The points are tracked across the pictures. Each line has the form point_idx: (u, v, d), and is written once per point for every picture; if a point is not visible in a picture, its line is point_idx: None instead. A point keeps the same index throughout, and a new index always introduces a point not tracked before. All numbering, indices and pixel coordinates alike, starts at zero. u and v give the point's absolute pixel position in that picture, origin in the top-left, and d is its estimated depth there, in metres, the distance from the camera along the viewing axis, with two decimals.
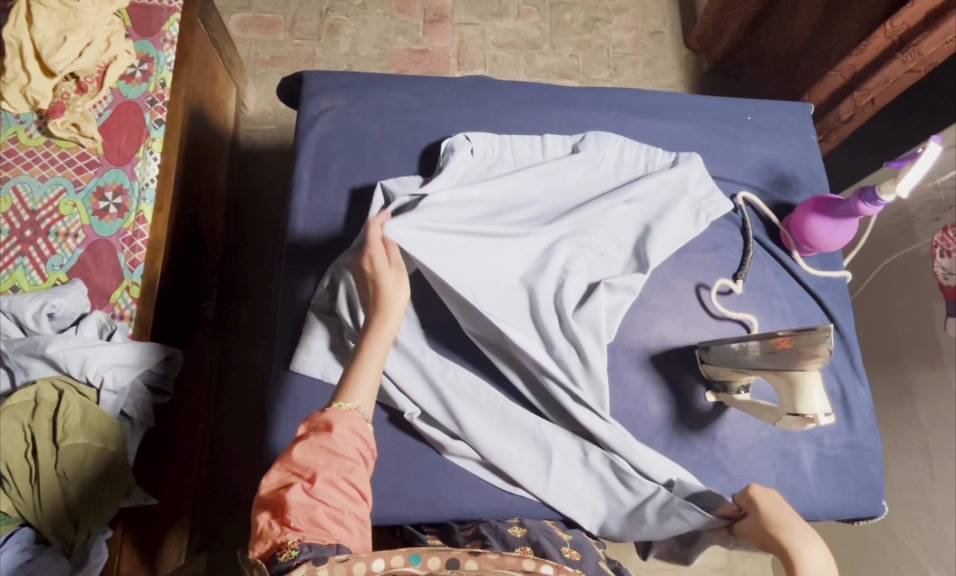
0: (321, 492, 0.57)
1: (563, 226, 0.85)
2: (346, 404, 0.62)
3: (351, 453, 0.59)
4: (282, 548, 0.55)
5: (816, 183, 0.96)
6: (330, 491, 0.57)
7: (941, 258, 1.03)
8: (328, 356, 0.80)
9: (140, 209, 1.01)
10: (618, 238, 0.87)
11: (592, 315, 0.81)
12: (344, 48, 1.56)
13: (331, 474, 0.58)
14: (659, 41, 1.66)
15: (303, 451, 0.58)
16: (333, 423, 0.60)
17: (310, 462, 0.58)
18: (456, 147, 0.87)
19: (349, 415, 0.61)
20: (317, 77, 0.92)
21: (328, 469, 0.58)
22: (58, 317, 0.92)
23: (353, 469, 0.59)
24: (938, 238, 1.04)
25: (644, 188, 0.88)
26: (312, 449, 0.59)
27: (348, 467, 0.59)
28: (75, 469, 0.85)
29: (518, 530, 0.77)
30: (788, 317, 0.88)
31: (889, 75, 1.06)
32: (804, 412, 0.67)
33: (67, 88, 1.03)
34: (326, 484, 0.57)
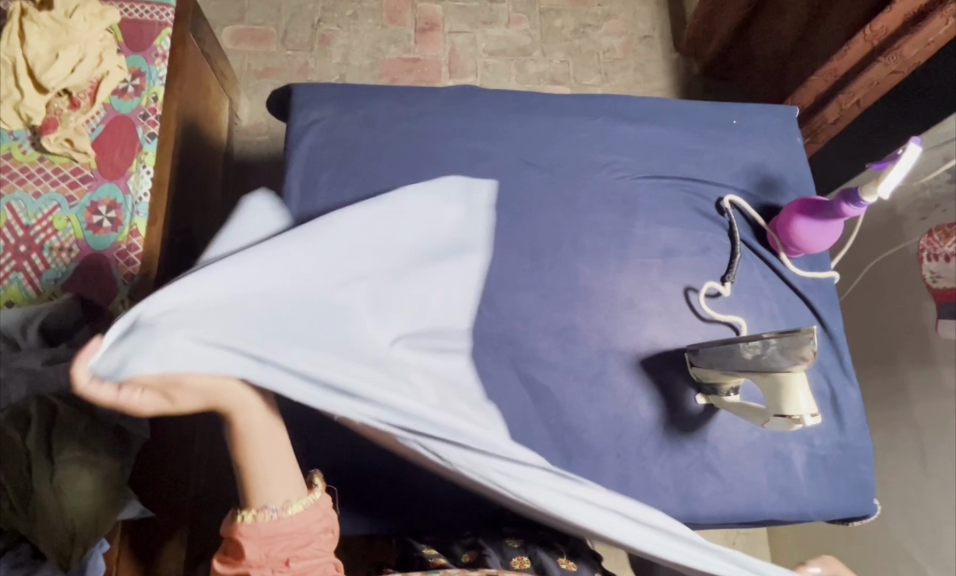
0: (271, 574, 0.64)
1: (390, 256, 0.71)
2: (246, 515, 0.64)
3: (280, 552, 0.63)
4: None
5: (803, 185, 0.97)
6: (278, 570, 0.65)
7: (930, 262, 1.03)
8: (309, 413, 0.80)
9: (134, 222, 1.02)
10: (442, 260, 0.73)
11: (425, 367, 0.69)
12: (336, 59, 1.57)
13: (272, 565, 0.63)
14: (648, 45, 1.68)
15: (234, 553, 0.64)
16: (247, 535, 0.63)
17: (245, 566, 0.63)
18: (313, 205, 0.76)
19: (250, 526, 0.63)
20: (306, 89, 0.93)
21: (265, 565, 0.63)
22: (50, 330, 0.94)
23: (288, 557, 0.64)
24: (923, 243, 1.05)
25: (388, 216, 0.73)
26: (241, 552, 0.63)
27: (283, 563, 0.64)
28: (69, 482, 0.85)
29: (514, 540, 0.81)
30: (777, 318, 0.89)
31: (873, 77, 1.06)
32: (790, 413, 0.67)
33: (60, 105, 1.03)
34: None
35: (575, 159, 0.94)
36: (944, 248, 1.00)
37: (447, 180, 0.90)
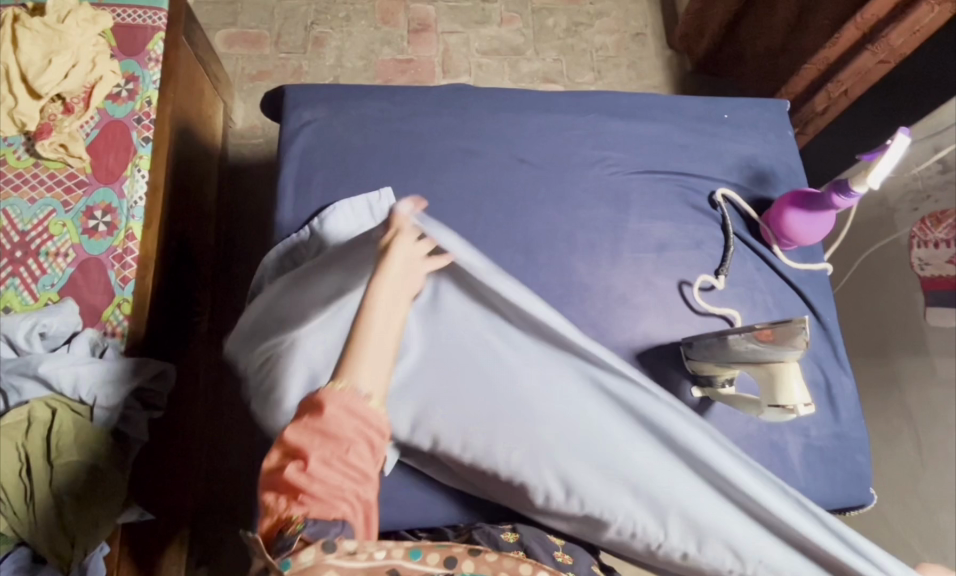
0: (315, 472, 0.52)
1: None
2: (339, 383, 0.55)
3: (347, 434, 0.53)
4: (286, 523, 0.50)
5: (794, 178, 0.97)
6: (324, 472, 0.52)
7: (920, 249, 1.08)
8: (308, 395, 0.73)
9: (129, 226, 1.02)
10: None
11: None
12: (330, 60, 1.57)
13: (330, 447, 0.52)
14: (641, 43, 1.68)
15: (296, 431, 0.54)
16: (325, 404, 0.54)
17: (308, 435, 0.53)
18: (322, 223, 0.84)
19: (338, 392, 0.54)
20: (299, 90, 0.93)
21: (323, 448, 0.52)
22: (49, 336, 0.93)
23: (351, 445, 0.53)
24: (914, 230, 1.10)
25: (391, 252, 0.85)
26: (305, 430, 0.53)
27: (345, 447, 0.53)
28: (69, 487, 0.86)
29: (510, 535, 0.77)
30: (771, 311, 0.89)
31: (860, 66, 1.09)
32: (783, 403, 0.67)
33: (54, 109, 1.05)
34: (318, 469, 0.52)
35: (567, 156, 0.94)
36: (935, 234, 1.05)
37: (440, 178, 0.90)
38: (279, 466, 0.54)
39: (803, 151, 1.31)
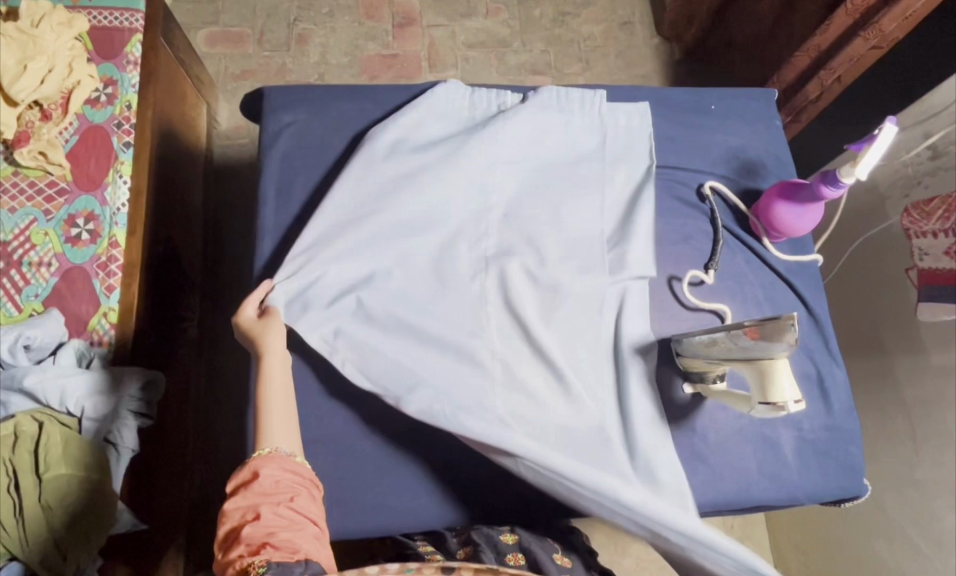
0: (266, 523, 0.57)
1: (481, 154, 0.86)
2: (265, 449, 0.63)
3: (285, 486, 0.60)
4: (250, 571, 0.54)
5: (783, 168, 0.96)
6: (274, 520, 0.58)
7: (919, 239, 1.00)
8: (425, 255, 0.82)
9: (112, 234, 1.01)
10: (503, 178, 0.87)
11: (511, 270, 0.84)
12: (314, 58, 1.55)
13: (272, 503, 0.59)
14: (629, 31, 1.66)
15: (235, 502, 0.59)
16: (259, 468, 0.61)
17: (248, 503, 0.59)
18: (414, 104, 0.90)
19: (270, 457, 0.62)
20: (278, 92, 0.91)
21: (266, 504, 0.58)
22: (34, 348, 0.91)
23: (294, 492, 0.60)
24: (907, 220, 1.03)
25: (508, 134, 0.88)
26: (245, 498, 0.59)
27: (286, 496, 0.60)
28: (59, 500, 0.85)
29: (508, 536, 0.79)
30: (761, 304, 0.88)
31: (853, 53, 1.06)
32: (774, 399, 0.66)
33: (31, 117, 1.02)
34: (269, 520, 0.57)
35: None
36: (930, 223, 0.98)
37: None
38: (229, 536, 0.58)
39: (794, 138, 1.29)
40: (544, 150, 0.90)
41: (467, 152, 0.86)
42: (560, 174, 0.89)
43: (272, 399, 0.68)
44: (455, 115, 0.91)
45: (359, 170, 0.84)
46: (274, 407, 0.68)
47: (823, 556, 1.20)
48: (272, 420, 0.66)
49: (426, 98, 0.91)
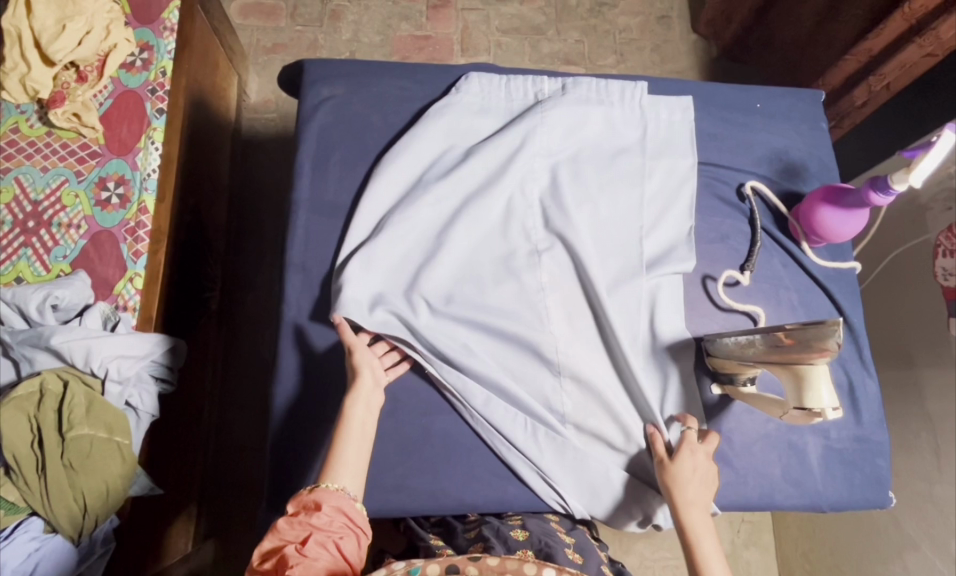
0: (313, 552, 0.56)
1: (525, 149, 0.86)
2: (333, 484, 0.63)
3: (339, 525, 0.60)
4: None
5: (826, 172, 0.94)
6: (321, 553, 0.57)
7: (944, 258, 1.05)
8: (475, 263, 0.83)
9: (142, 199, 1.00)
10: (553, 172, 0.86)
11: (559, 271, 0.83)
12: (346, 35, 1.54)
13: (322, 537, 0.58)
14: (666, 25, 1.64)
15: (289, 524, 0.58)
16: (321, 502, 0.60)
17: (302, 528, 0.58)
18: (449, 99, 0.89)
19: (332, 494, 0.61)
20: (319, 65, 0.90)
21: (320, 533, 0.58)
22: (62, 307, 0.92)
23: (344, 533, 0.59)
24: (941, 237, 1.06)
25: (553, 125, 0.87)
26: (298, 524, 0.59)
27: (338, 535, 0.59)
28: (81, 461, 0.85)
29: (520, 532, 0.79)
30: (796, 309, 0.87)
31: (906, 59, 1.06)
32: (811, 406, 0.65)
33: (67, 77, 1.01)
34: (314, 548, 0.57)
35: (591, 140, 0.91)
36: None
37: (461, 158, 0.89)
38: (272, 555, 0.57)
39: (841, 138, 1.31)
40: (585, 144, 0.89)
41: (502, 148, 0.86)
42: (604, 169, 0.88)
43: (352, 422, 0.70)
44: (491, 108, 0.90)
45: (402, 164, 0.84)
46: (353, 433, 0.69)
47: (831, 566, 1.20)
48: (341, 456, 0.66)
49: (456, 95, 0.89)
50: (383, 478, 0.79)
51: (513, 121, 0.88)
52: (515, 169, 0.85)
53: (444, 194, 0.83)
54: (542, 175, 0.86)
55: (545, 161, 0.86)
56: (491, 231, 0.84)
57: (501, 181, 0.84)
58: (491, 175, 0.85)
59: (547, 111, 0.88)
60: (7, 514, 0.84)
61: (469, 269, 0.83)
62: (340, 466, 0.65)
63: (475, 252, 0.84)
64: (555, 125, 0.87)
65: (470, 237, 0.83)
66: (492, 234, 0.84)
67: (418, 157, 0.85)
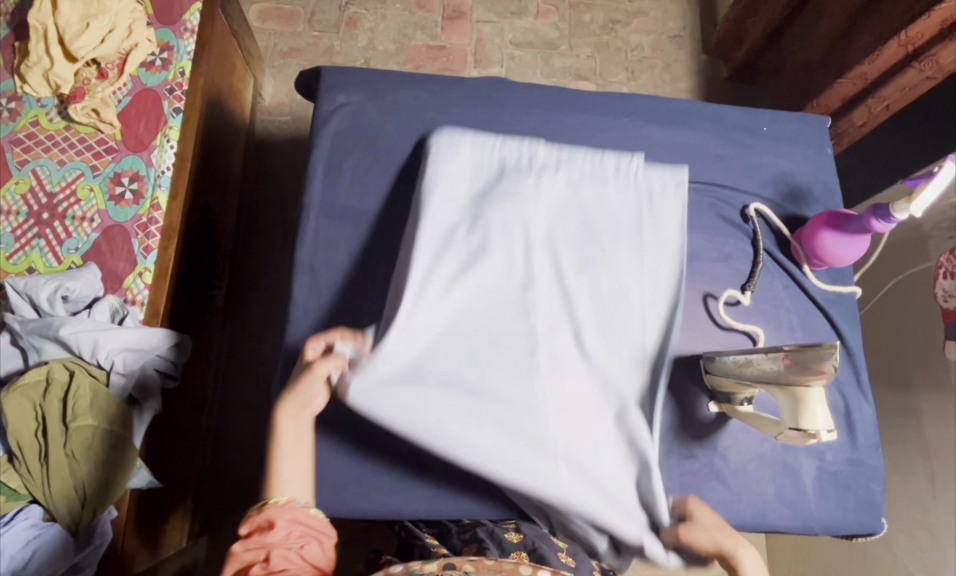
0: (277, 567, 0.58)
1: (522, 212, 0.84)
2: (281, 498, 0.63)
3: (299, 534, 0.60)
4: None
5: (830, 197, 0.96)
6: (284, 567, 0.58)
7: (944, 280, 1.04)
8: (463, 323, 0.79)
9: (155, 196, 1.03)
10: (547, 233, 0.85)
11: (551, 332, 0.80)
12: (362, 42, 1.56)
13: (282, 549, 0.59)
14: (678, 45, 1.66)
15: (245, 546, 0.59)
16: (273, 518, 0.60)
17: (259, 546, 0.59)
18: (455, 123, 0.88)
19: (283, 508, 0.61)
20: (335, 72, 0.92)
21: (280, 546, 0.59)
22: (71, 299, 0.93)
23: (304, 541, 0.60)
24: (943, 259, 1.05)
25: (548, 188, 0.87)
26: (254, 543, 0.59)
27: (298, 543, 0.60)
28: (83, 450, 0.86)
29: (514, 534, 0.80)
30: (795, 331, 0.88)
31: (905, 82, 1.10)
32: (805, 427, 0.66)
33: (88, 74, 1.04)
34: (278, 565, 0.58)
35: None
36: None
37: None
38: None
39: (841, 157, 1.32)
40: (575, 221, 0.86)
41: (494, 226, 0.83)
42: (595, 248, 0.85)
43: (286, 433, 0.68)
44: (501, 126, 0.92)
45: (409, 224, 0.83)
46: (292, 448, 0.67)
47: None
48: (284, 471, 0.65)
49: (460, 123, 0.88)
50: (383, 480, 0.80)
51: (509, 181, 0.87)
52: (509, 231, 0.83)
53: (432, 249, 0.81)
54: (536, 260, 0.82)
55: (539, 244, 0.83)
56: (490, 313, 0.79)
57: (496, 243, 0.82)
58: (487, 236, 0.82)
59: (537, 191, 0.86)
60: (9, 500, 0.85)
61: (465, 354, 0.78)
62: (284, 481, 0.65)
63: (468, 313, 0.79)
64: (550, 188, 0.87)
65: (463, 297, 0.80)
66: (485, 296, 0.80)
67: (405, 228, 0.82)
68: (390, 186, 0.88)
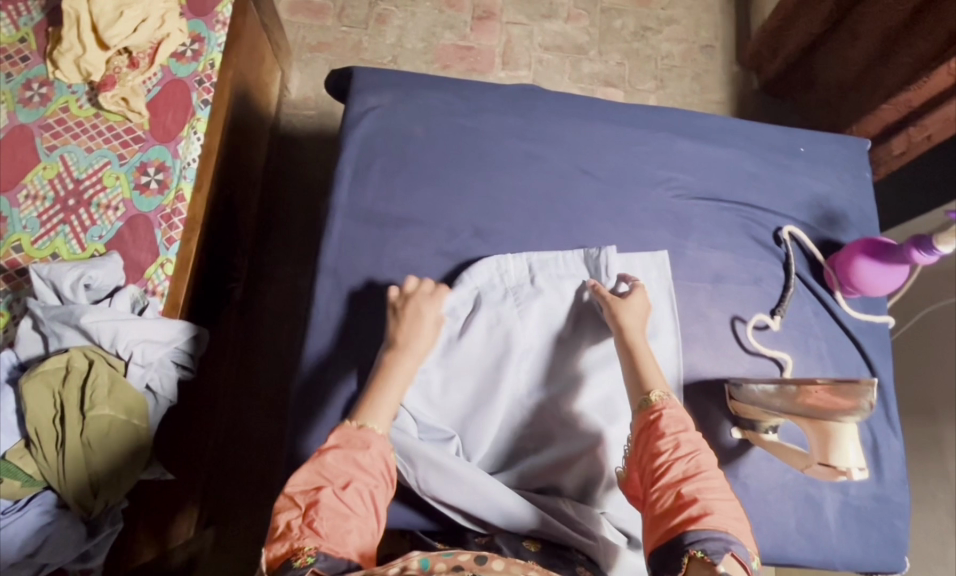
0: (349, 499, 0.59)
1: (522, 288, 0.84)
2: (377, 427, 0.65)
3: (378, 472, 0.62)
4: (297, 554, 0.55)
5: (866, 223, 0.93)
6: (355, 501, 0.59)
7: None
8: (465, 392, 0.81)
9: (180, 187, 1.02)
10: (548, 306, 0.84)
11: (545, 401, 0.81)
12: (390, 39, 1.55)
13: (362, 484, 0.60)
14: (709, 55, 1.63)
15: (336, 458, 0.61)
16: (366, 442, 0.63)
17: (345, 470, 0.61)
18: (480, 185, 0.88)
19: (379, 439, 0.64)
20: (367, 74, 0.91)
21: (359, 481, 0.60)
22: (94, 288, 0.94)
23: (379, 484, 0.62)
24: None
25: (553, 260, 0.85)
26: (344, 460, 0.61)
27: (375, 483, 0.61)
28: (99, 440, 0.86)
29: (533, 543, 0.71)
30: (824, 359, 0.86)
31: (951, 113, 1.06)
32: (836, 465, 0.65)
33: (119, 62, 1.04)
34: (352, 495, 0.59)
35: (630, 172, 0.91)
36: None
37: (496, 185, 0.89)
38: (310, 485, 0.60)
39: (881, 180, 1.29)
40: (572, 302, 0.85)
41: (487, 307, 0.83)
42: (590, 335, 0.84)
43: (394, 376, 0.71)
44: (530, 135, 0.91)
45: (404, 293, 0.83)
46: (388, 395, 0.69)
47: None
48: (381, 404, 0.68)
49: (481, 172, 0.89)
50: (398, 488, 0.80)
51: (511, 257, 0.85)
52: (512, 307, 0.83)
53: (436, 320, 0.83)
54: (528, 350, 0.83)
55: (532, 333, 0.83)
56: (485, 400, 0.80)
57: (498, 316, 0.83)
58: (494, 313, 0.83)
59: (530, 272, 0.85)
60: (25, 487, 0.85)
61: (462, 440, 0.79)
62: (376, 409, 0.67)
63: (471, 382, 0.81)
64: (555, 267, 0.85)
65: (465, 368, 0.81)
66: (486, 368, 0.81)
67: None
68: (416, 191, 0.87)
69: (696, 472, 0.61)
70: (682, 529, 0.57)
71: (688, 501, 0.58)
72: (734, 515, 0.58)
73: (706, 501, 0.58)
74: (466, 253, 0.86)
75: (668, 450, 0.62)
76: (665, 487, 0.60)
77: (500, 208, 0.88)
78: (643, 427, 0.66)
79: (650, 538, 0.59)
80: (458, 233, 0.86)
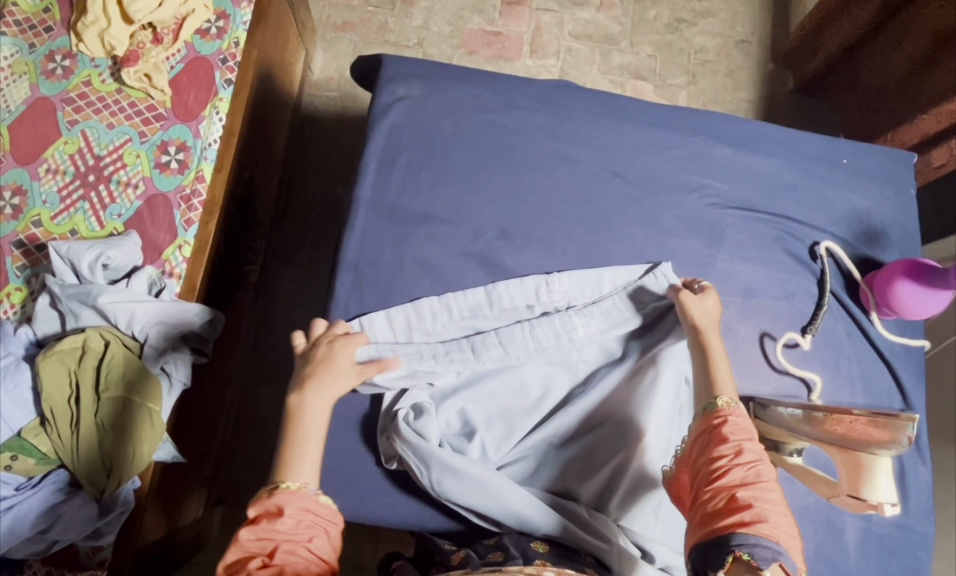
0: (283, 562, 0.56)
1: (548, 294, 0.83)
2: (294, 482, 0.62)
3: (305, 527, 0.59)
4: None
5: (908, 241, 0.90)
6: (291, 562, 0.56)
7: None
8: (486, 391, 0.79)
9: (200, 167, 1.01)
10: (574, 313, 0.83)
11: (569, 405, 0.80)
12: (417, 21, 1.52)
13: (291, 544, 0.57)
14: (744, 51, 1.57)
15: (253, 532, 0.58)
16: (283, 505, 0.60)
17: (268, 537, 0.57)
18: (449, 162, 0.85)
19: (295, 494, 0.60)
20: (397, 63, 0.89)
21: (287, 543, 0.57)
22: (112, 267, 0.94)
23: (312, 534, 0.59)
24: None
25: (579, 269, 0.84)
26: (262, 531, 0.58)
27: (306, 538, 0.58)
28: (114, 421, 0.86)
29: (541, 545, 0.69)
30: (853, 381, 0.84)
31: None
32: (868, 498, 0.66)
33: (143, 37, 1.02)
34: (284, 559, 0.56)
35: (663, 178, 0.88)
36: None
37: (525, 185, 0.86)
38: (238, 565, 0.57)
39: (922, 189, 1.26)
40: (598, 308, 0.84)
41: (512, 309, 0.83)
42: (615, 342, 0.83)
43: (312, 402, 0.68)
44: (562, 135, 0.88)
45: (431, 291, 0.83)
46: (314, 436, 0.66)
47: None
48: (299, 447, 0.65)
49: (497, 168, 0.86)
50: (413, 488, 0.79)
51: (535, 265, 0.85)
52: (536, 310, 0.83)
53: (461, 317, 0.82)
54: (551, 354, 0.82)
55: (561, 335, 0.81)
56: (508, 401, 0.80)
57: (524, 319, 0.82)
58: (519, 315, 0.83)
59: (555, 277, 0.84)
60: (39, 464, 0.86)
61: (483, 439, 0.78)
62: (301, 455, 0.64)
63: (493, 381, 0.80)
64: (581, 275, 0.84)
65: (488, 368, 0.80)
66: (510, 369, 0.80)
67: (423, 312, 0.81)
68: (443, 187, 0.85)
69: (755, 481, 0.60)
70: (731, 530, 0.57)
71: (742, 505, 0.58)
72: (788, 530, 0.58)
73: (760, 509, 0.58)
74: (491, 253, 0.84)
75: (728, 454, 0.62)
76: (722, 489, 0.60)
77: (529, 210, 0.86)
78: (707, 429, 0.65)
79: (697, 532, 0.59)
80: (484, 233, 0.85)
